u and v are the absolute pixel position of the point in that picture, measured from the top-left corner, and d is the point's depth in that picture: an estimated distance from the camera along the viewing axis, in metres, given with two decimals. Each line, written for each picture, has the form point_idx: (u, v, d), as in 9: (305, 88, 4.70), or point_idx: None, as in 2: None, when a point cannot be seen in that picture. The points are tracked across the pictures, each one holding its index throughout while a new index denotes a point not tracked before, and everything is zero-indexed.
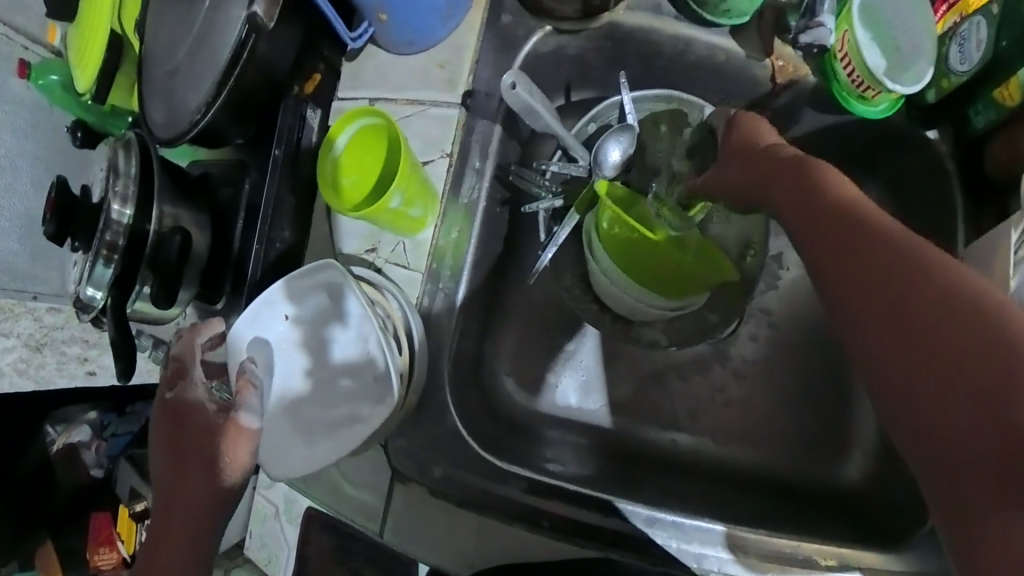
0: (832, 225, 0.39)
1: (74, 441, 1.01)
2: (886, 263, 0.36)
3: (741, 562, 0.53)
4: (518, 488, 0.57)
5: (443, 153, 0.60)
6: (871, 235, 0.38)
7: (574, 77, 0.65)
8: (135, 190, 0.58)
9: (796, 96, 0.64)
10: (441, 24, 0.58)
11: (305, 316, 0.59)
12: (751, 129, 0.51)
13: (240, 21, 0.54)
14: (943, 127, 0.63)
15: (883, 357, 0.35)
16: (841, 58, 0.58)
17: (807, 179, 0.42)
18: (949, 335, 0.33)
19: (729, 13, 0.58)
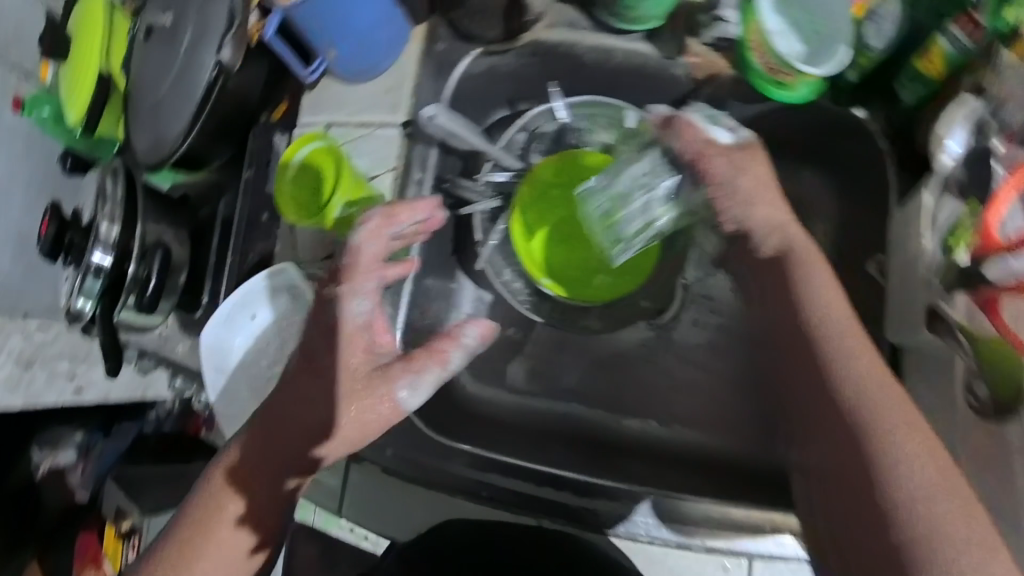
0: (790, 309, 0.53)
1: (60, 464, 1.07)
2: (837, 351, 0.50)
3: (668, 525, 0.57)
4: (462, 463, 0.62)
5: (389, 168, 0.68)
6: (828, 323, 0.51)
7: (516, 94, 0.70)
8: (121, 211, 0.67)
9: (718, 88, 0.67)
10: (385, 54, 0.66)
11: (269, 318, 0.67)
12: (759, 157, 0.56)
13: (210, 66, 0.62)
14: (869, 108, 0.66)
15: (828, 415, 0.48)
16: (754, 48, 0.61)
17: (787, 264, 0.54)
18: (876, 410, 0.46)
19: (637, 19, 0.63)
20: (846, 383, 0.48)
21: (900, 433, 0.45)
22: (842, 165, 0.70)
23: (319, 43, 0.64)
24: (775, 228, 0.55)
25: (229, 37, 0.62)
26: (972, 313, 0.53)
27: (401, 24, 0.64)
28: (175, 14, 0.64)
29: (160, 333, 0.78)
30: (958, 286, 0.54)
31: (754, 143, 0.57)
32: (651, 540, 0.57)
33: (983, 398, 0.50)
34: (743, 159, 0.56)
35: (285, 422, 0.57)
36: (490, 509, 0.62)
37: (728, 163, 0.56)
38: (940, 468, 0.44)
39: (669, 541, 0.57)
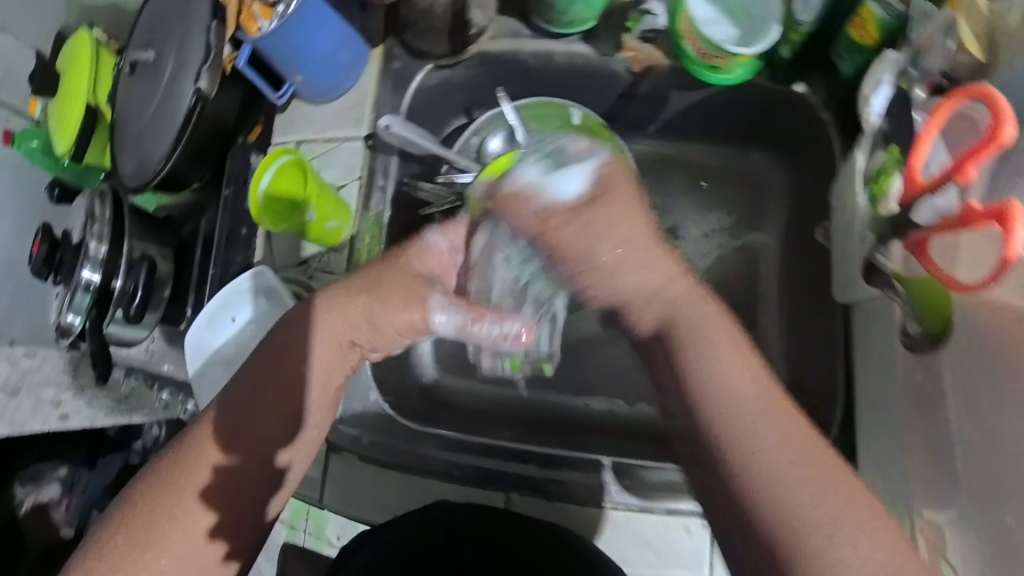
0: (678, 357, 0.45)
1: (43, 500, 1.04)
2: (759, 430, 0.41)
3: (632, 491, 0.60)
4: (434, 445, 0.65)
5: (355, 177, 0.74)
6: (721, 382, 0.43)
7: (472, 102, 0.76)
8: (108, 230, 0.72)
9: (657, 78, 0.69)
10: (348, 74, 0.72)
11: (248, 318, 0.72)
12: (618, 191, 0.47)
13: (188, 92, 0.68)
14: (808, 81, 0.67)
15: (742, 499, 0.41)
16: (687, 36, 0.63)
17: (678, 333, 0.46)
18: (812, 493, 0.39)
19: (572, 23, 0.67)
20: (773, 475, 0.40)
21: (842, 510, 0.38)
22: (788, 141, 0.73)
23: (286, 69, 0.69)
24: (645, 297, 0.46)
25: (206, 68, 0.68)
26: (909, 261, 0.54)
27: (358, 44, 0.70)
28: (156, 50, 0.70)
29: (146, 348, 0.81)
30: (891, 237, 0.54)
31: (612, 173, 0.48)
32: (616, 506, 0.60)
33: (917, 333, 0.52)
34: (596, 212, 0.46)
35: (253, 419, 0.50)
36: (463, 491, 0.64)
37: (579, 227, 0.46)
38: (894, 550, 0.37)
39: (633, 505, 0.60)
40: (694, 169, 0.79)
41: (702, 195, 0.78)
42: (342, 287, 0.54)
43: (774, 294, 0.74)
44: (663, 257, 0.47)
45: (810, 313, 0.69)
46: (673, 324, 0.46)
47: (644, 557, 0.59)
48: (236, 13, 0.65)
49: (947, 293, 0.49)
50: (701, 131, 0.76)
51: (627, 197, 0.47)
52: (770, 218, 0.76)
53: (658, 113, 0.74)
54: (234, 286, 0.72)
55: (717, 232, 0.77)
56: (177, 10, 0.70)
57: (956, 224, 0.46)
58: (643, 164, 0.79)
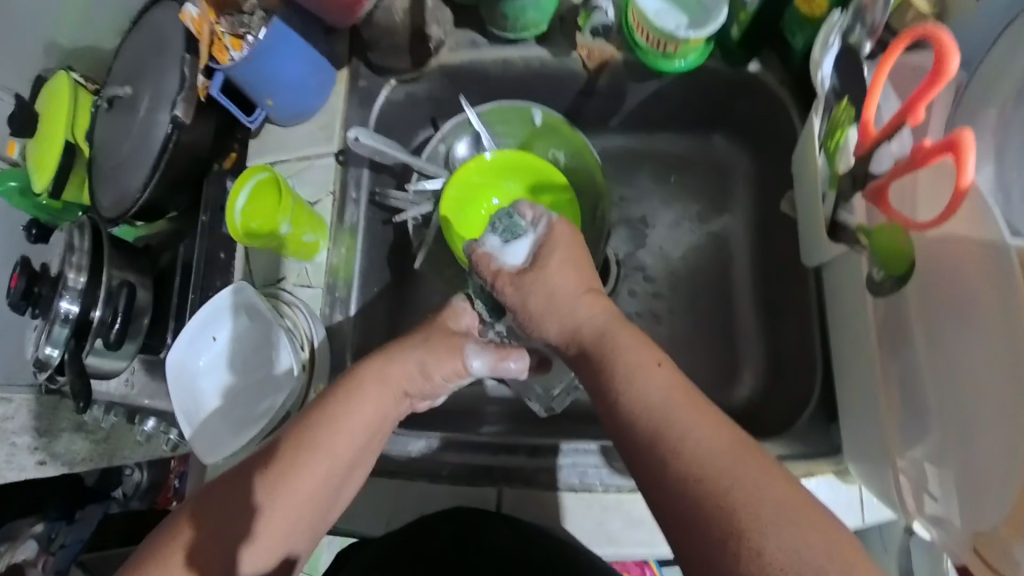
0: (615, 369, 0.46)
1: (17, 561, 0.92)
2: (669, 418, 0.42)
3: (617, 472, 0.64)
4: (422, 446, 0.68)
5: (328, 193, 0.75)
6: (642, 384, 0.44)
7: (436, 113, 0.79)
8: (87, 260, 0.72)
9: (613, 73, 0.72)
10: (317, 95, 0.74)
11: (231, 336, 0.74)
12: (553, 249, 0.54)
13: (165, 123, 0.71)
14: (762, 59, 0.69)
15: (680, 499, 0.39)
16: (638, 29, 0.66)
17: (600, 347, 0.48)
18: (723, 473, 0.38)
19: (526, 28, 0.70)
20: (680, 463, 0.40)
21: (755, 484, 0.37)
22: (742, 122, 0.75)
23: (256, 94, 0.71)
24: (569, 333, 0.51)
25: (181, 98, 0.70)
26: (871, 213, 0.56)
27: (326, 67, 0.73)
28: (133, 86, 0.73)
29: (126, 380, 0.80)
30: (853, 193, 0.57)
31: (555, 235, 0.56)
32: (606, 488, 0.63)
33: (882, 278, 0.54)
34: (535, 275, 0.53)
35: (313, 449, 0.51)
36: (454, 491, 0.66)
37: (516, 285, 0.54)
38: (809, 522, 0.36)
39: (622, 487, 0.63)
40: (660, 161, 0.81)
41: (668, 184, 0.81)
42: (393, 354, 0.56)
43: (745, 270, 0.76)
44: (590, 290, 0.53)
45: (782, 286, 0.72)
46: (596, 337, 0.49)
47: (634, 535, 0.62)
48: (207, 44, 0.68)
49: (903, 231, 0.52)
50: (662, 120, 0.79)
51: (562, 253, 0.54)
52: (736, 199, 0.79)
53: (618, 108, 0.78)
54: (212, 306, 0.73)
55: (685, 218, 0.80)
56: (152, 47, 0.73)
57: (909, 163, 0.49)
58: (608, 160, 0.82)
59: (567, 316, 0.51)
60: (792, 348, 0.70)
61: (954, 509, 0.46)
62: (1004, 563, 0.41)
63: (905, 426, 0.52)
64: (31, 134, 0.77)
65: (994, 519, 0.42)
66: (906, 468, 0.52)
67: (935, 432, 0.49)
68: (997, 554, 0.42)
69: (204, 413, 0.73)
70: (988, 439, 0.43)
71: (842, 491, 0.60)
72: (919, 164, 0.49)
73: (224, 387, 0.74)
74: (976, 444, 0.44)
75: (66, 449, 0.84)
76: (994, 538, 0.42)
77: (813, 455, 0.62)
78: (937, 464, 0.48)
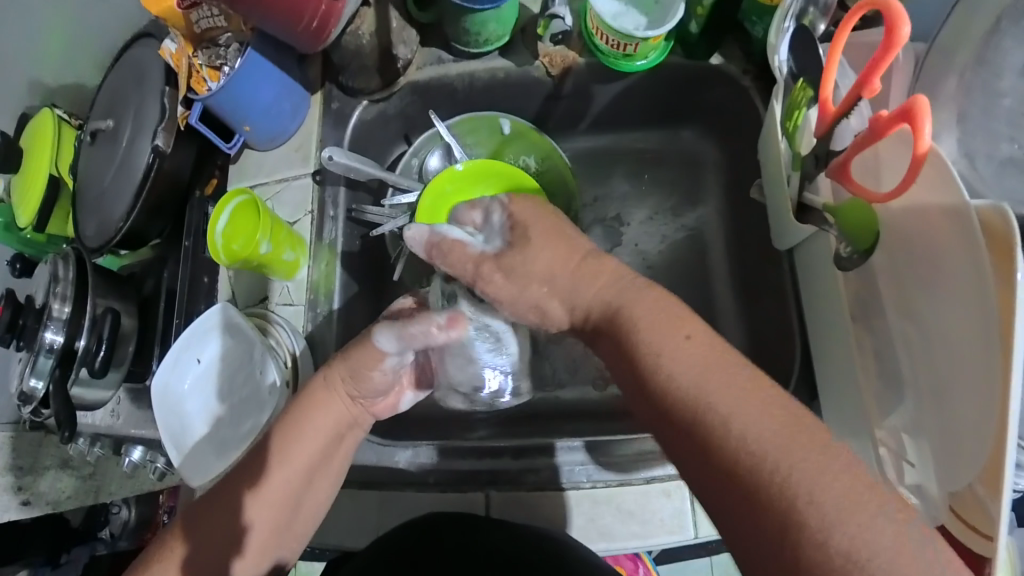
0: (634, 340, 0.46)
1: None
2: (707, 395, 0.41)
3: (608, 468, 0.63)
4: (406, 457, 0.66)
5: (307, 212, 0.77)
6: (667, 351, 0.44)
7: (409, 129, 0.83)
8: (71, 290, 0.73)
9: (578, 77, 0.74)
10: (291, 118, 0.76)
11: (215, 357, 0.74)
12: (530, 226, 0.55)
13: (146, 152, 0.74)
14: (724, 51, 0.70)
15: (714, 462, 0.40)
16: (597, 34, 0.68)
17: (619, 322, 0.48)
18: (770, 447, 0.38)
19: (489, 41, 0.72)
20: (724, 443, 0.39)
21: (800, 454, 0.37)
22: (708, 114, 0.78)
23: (233, 120, 0.73)
24: (577, 305, 0.52)
25: (161, 128, 0.73)
26: (837, 191, 0.58)
27: (299, 91, 0.75)
28: (115, 119, 0.77)
29: (111, 410, 0.80)
30: (817, 172, 0.58)
31: (524, 217, 0.56)
32: (594, 484, 0.63)
33: (850, 252, 0.56)
34: (516, 253, 0.54)
35: (295, 440, 0.55)
36: (441, 497, 0.65)
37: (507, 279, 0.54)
38: (865, 492, 0.35)
39: (611, 481, 0.63)
40: (631, 158, 0.84)
41: (640, 181, 0.84)
42: (341, 361, 0.57)
43: (720, 257, 0.79)
44: (593, 267, 0.52)
45: (757, 269, 0.73)
46: (617, 315, 0.48)
47: (626, 528, 0.62)
48: (185, 77, 0.71)
49: (869, 205, 0.53)
50: (631, 119, 0.81)
51: (548, 229, 0.55)
52: (708, 190, 0.81)
53: (585, 110, 0.80)
54: (194, 328, 0.73)
55: (659, 213, 0.83)
56: (133, 82, 0.76)
57: (869, 138, 0.51)
58: (580, 161, 0.85)
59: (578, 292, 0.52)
60: (770, 329, 0.70)
61: (932, 473, 0.48)
62: (983, 521, 0.43)
63: (883, 396, 0.54)
64: (19, 171, 0.80)
65: (971, 475, 0.43)
66: (885, 440, 0.54)
67: (912, 398, 0.51)
68: (978, 515, 0.44)
69: (191, 436, 0.72)
70: (962, 406, 0.45)
71: None
72: (878, 137, 0.50)
73: (207, 408, 0.74)
74: (950, 407, 0.46)
75: (52, 487, 0.87)
76: (973, 497, 0.44)
77: None
78: (917, 433, 0.50)
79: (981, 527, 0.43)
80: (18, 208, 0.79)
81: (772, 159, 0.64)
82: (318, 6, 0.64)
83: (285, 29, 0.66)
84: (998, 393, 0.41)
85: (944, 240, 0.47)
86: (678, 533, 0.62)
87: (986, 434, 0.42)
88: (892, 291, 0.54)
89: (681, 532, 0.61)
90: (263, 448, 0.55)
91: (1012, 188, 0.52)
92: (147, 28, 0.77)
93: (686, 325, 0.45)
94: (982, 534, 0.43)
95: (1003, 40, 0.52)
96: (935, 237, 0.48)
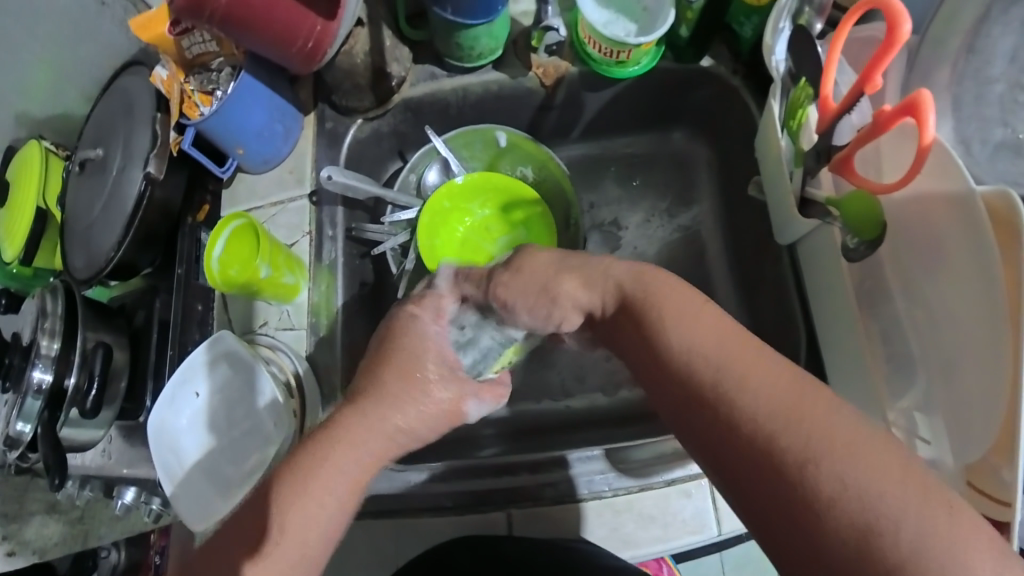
0: (647, 321, 0.46)
1: None
2: (723, 367, 0.41)
3: (626, 475, 0.62)
4: (420, 479, 0.63)
5: (303, 233, 0.76)
6: (680, 330, 0.44)
7: (403, 146, 0.83)
8: (61, 325, 0.70)
9: (570, 86, 0.75)
10: (284, 141, 0.75)
11: (213, 389, 0.70)
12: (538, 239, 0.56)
13: (137, 179, 0.72)
14: (713, 53, 0.72)
15: (730, 432, 0.40)
16: (589, 42, 0.69)
17: (628, 307, 0.48)
18: (787, 414, 0.38)
19: (481, 55, 0.73)
20: (742, 413, 0.39)
21: (816, 421, 0.37)
22: (701, 115, 0.79)
23: (226, 145, 0.72)
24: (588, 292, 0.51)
25: (153, 154, 0.72)
26: (837, 183, 0.60)
27: (293, 113, 0.75)
28: (104, 148, 0.75)
29: (102, 450, 0.76)
30: (818, 168, 0.59)
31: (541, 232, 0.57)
32: (615, 492, 0.61)
33: (856, 244, 0.55)
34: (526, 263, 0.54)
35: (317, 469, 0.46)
36: (458, 520, 0.62)
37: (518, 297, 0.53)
38: (885, 459, 0.35)
39: (631, 488, 0.61)
40: (624, 163, 0.85)
41: (634, 185, 0.85)
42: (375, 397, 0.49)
43: (718, 257, 0.80)
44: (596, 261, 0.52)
45: (758, 265, 0.74)
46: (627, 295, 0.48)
47: (649, 532, 0.60)
48: (177, 103, 0.70)
49: (870, 195, 0.53)
50: (624, 123, 0.82)
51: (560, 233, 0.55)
52: (702, 191, 0.82)
53: (578, 118, 0.81)
54: (191, 360, 0.70)
55: (655, 215, 0.84)
56: (122, 111, 0.75)
57: (872, 132, 0.52)
58: (573, 168, 0.86)
59: (582, 276, 0.51)
60: (774, 324, 0.71)
61: (945, 447, 0.49)
62: (997, 487, 0.44)
63: (891, 378, 0.55)
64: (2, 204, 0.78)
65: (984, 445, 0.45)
66: (897, 421, 0.53)
67: (923, 378, 0.51)
68: (994, 484, 0.44)
69: (186, 472, 0.69)
70: (971, 384, 0.46)
71: None
72: (881, 131, 0.51)
73: (206, 445, 0.70)
74: (959, 382, 0.48)
75: (38, 534, 0.82)
76: (985, 466, 0.45)
77: None
78: (928, 409, 0.50)
79: (997, 495, 0.44)
80: (1, 242, 0.77)
81: (770, 155, 0.64)
82: (312, 27, 0.64)
83: (280, 53, 0.66)
84: (1009, 371, 0.43)
85: (947, 221, 0.48)
86: (700, 532, 0.60)
87: (995, 407, 0.44)
88: (896, 270, 0.55)
89: (704, 531, 0.60)
90: (272, 481, 0.46)
91: (1004, 171, 0.54)
92: (135, 56, 0.77)
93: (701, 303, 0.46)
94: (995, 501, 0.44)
95: (990, 27, 0.53)
96: (934, 218, 0.50)
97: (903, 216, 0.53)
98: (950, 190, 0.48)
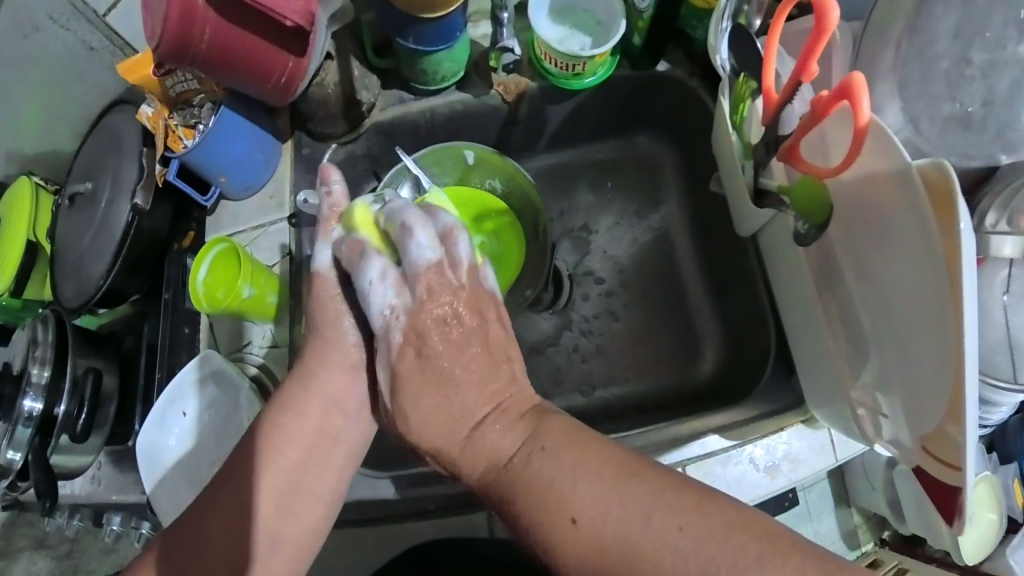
0: (545, 489, 0.45)
1: None
2: (626, 533, 0.43)
3: None
4: (393, 489, 0.64)
5: (284, 254, 0.79)
6: (580, 494, 0.44)
7: (378, 166, 0.86)
8: (52, 353, 0.72)
9: (533, 99, 0.79)
10: (262, 168, 0.79)
11: (200, 408, 0.72)
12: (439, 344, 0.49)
13: (125, 210, 0.76)
14: (667, 58, 0.76)
15: None
16: (546, 59, 0.73)
17: (522, 470, 0.47)
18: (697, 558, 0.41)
19: (445, 77, 0.77)
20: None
21: (722, 557, 0.41)
22: (661, 119, 0.82)
23: (207, 174, 0.76)
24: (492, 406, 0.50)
25: (140, 186, 0.76)
26: (789, 173, 0.60)
27: (269, 142, 0.78)
28: (94, 182, 0.79)
29: (90, 476, 0.76)
30: (768, 159, 0.60)
31: (419, 323, 0.50)
32: None
33: (806, 228, 0.58)
34: (415, 378, 0.50)
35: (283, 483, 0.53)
36: (443, 524, 0.63)
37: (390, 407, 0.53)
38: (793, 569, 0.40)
39: None
40: (590, 170, 0.88)
41: (602, 191, 0.88)
42: (308, 423, 0.54)
43: (687, 256, 0.83)
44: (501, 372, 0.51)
45: (725, 259, 0.77)
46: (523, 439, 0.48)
47: None
48: (162, 137, 0.74)
49: (820, 181, 0.55)
50: (591, 132, 0.85)
51: (472, 356, 0.50)
52: (669, 194, 0.85)
53: (542, 131, 0.84)
54: (180, 379, 0.72)
55: (624, 218, 0.87)
56: (111, 148, 0.79)
57: (814, 119, 0.53)
58: (542, 178, 0.89)
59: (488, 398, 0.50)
60: (744, 315, 0.75)
61: (903, 424, 0.51)
62: (948, 452, 0.46)
63: (852, 356, 0.57)
64: None
65: (933, 422, 0.47)
66: (860, 398, 0.56)
67: (877, 355, 0.53)
68: (944, 450, 0.47)
69: (176, 488, 0.70)
70: (921, 361, 0.48)
71: (814, 436, 0.65)
72: (821, 117, 0.52)
73: (195, 466, 0.71)
74: (910, 361, 0.49)
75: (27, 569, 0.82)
76: (939, 435, 0.47)
77: (785, 406, 0.67)
78: (887, 389, 0.52)
79: (949, 460, 0.46)
80: None
81: (727, 150, 0.67)
82: (284, 64, 0.68)
83: (256, 88, 0.70)
84: (952, 357, 0.44)
85: (888, 198, 0.49)
86: None
87: (943, 381, 0.45)
88: (845, 251, 0.55)
89: None
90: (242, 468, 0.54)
91: (955, 144, 0.56)
92: (123, 96, 0.82)
93: (588, 453, 0.46)
94: (950, 467, 0.47)
95: (934, 7, 0.55)
96: (881, 202, 0.50)
97: (851, 199, 0.54)
98: (890, 171, 0.48)
